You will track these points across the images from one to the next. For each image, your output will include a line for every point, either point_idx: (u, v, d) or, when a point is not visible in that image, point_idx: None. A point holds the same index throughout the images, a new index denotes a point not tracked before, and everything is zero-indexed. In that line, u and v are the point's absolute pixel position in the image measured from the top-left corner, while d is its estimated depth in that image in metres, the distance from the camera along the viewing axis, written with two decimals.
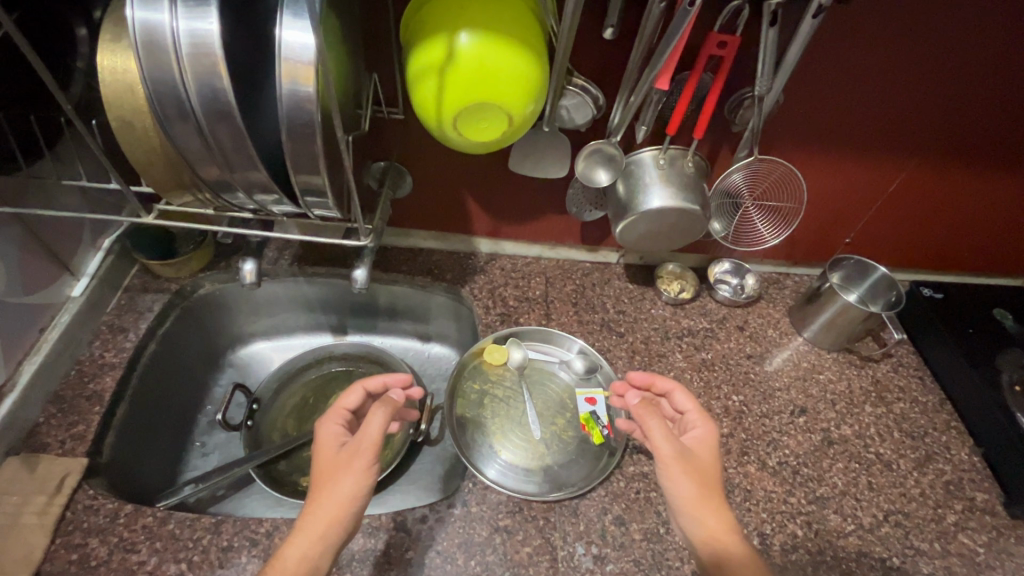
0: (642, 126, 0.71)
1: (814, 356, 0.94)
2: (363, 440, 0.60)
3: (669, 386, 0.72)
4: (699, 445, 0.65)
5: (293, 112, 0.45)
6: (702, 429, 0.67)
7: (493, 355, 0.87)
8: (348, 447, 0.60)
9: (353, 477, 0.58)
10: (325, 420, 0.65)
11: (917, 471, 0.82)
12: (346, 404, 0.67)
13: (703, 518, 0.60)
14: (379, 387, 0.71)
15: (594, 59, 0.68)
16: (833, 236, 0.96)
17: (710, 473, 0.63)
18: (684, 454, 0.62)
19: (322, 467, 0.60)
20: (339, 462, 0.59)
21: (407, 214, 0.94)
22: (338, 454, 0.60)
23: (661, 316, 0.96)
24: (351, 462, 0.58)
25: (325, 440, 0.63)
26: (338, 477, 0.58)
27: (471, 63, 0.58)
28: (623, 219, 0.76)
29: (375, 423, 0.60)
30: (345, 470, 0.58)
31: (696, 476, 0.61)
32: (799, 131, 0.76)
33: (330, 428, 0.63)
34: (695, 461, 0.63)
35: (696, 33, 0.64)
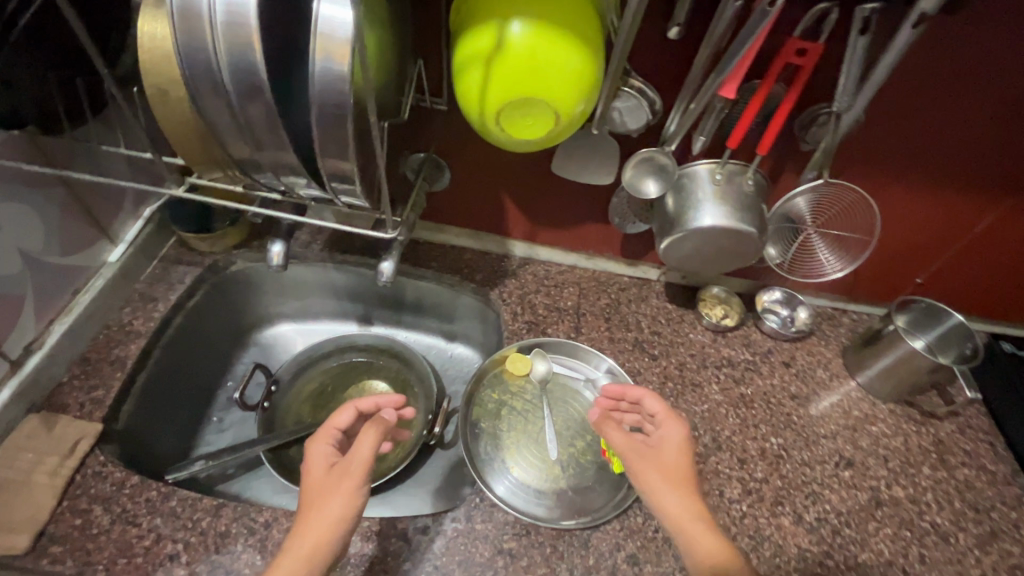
0: (700, 136, 0.66)
1: (867, 405, 0.85)
2: (352, 462, 0.62)
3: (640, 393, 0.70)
4: (668, 444, 0.66)
5: (324, 91, 0.42)
6: (674, 428, 0.67)
7: (516, 365, 0.83)
8: (339, 468, 0.62)
9: (343, 497, 0.60)
10: (316, 440, 0.66)
11: (979, 549, 0.73)
12: (338, 423, 0.68)
13: (690, 527, 0.60)
14: (371, 407, 0.73)
15: (654, 60, 0.63)
16: (903, 275, 0.87)
17: (678, 476, 0.63)
18: (647, 458, 0.65)
19: (312, 489, 0.62)
20: (329, 483, 0.61)
21: (442, 210, 0.91)
22: (327, 475, 0.62)
23: (700, 342, 0.89)
24: (341, 483, 0.61)
25: (316, 461, 0.64)
26: (329, 498, 0.60)
27: (522, 55, 0.54)
28: (669, 235, 0.70)
29: (365, 445, 0.63)
30: (335, 490, 0.60)
31: (662, 478, 0.63)
32: (880, 153, 0.68)
33: (320, 448, 0.65)
34: (660, 463, 0.64)
35: (772, 39, 0.58)
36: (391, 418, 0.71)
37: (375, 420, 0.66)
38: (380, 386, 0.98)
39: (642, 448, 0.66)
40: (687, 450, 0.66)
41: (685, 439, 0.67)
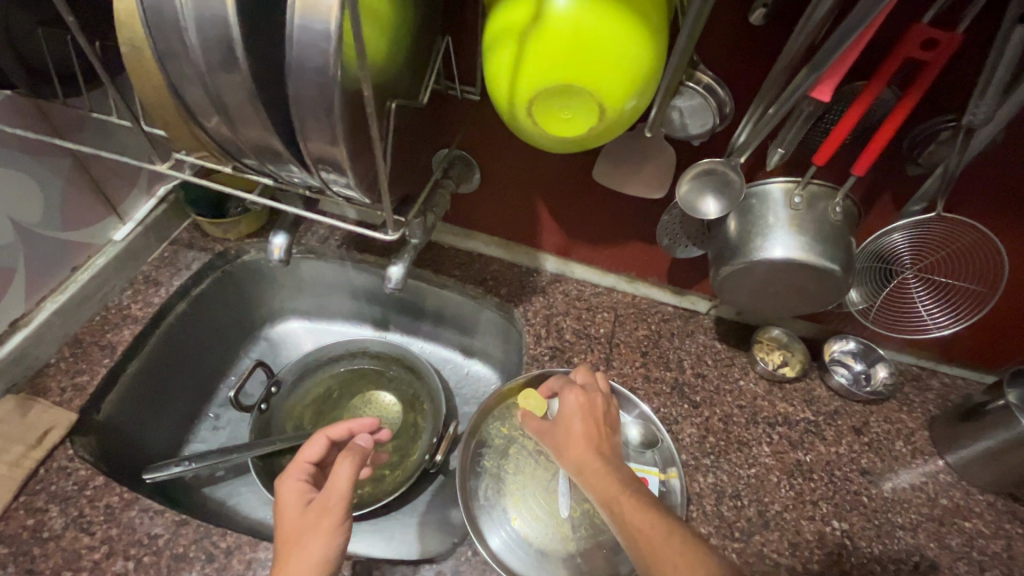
0: (777, 149, 0.54)
1: (958, 493, 0.69)
2: (330, 496, 0.54)
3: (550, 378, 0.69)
4: (563, 411, 0.60)
5: (305, 53, 0.35)
6: (567, 390, 0.61)
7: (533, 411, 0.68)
8: (315, 506, 0.53)
9: (322, 536, 0.51)
10: (285, 478, 0.58)
11: None
12: (308, 457, 0.61)
13: (597, 482, 0.53)
14: (343, 434, 0.66)
15: (729, 54, 0.51)
16: (1016, 337, 0.71)
17: (574, 439, 0.57)
18: (544, 430, 0.61)
19: (286, 532, 0.53)
20: (305, 524, 0.52)
21: (470, 213, 0.82)
22: (303, 516, 0.53)
23: (752, 392, 0.76)
24: (319, 522, 0.52)
25: (286, 502, 0.56)
26: (306, 540, 0.51)
27: (565, 30, 0.44)
28: (730, 264, 0.58)
29: (342, 475, 0.55)
30: (313, 528, 0.52)
31: (561, 445, 0.58)
32: (1018, 181, 0.53)
33: (291, 486, 0.57)
34: (556, 430, 0.60)
35: (883, 33, 0.45)
36: (368, 441, 0.64)
37: (348, 447, 0.58)
38: (387, 398, 0.90)
39: (544, 422, 0.61)
40: (589, 409, 0.59)
41: (582, 397, 0.60)
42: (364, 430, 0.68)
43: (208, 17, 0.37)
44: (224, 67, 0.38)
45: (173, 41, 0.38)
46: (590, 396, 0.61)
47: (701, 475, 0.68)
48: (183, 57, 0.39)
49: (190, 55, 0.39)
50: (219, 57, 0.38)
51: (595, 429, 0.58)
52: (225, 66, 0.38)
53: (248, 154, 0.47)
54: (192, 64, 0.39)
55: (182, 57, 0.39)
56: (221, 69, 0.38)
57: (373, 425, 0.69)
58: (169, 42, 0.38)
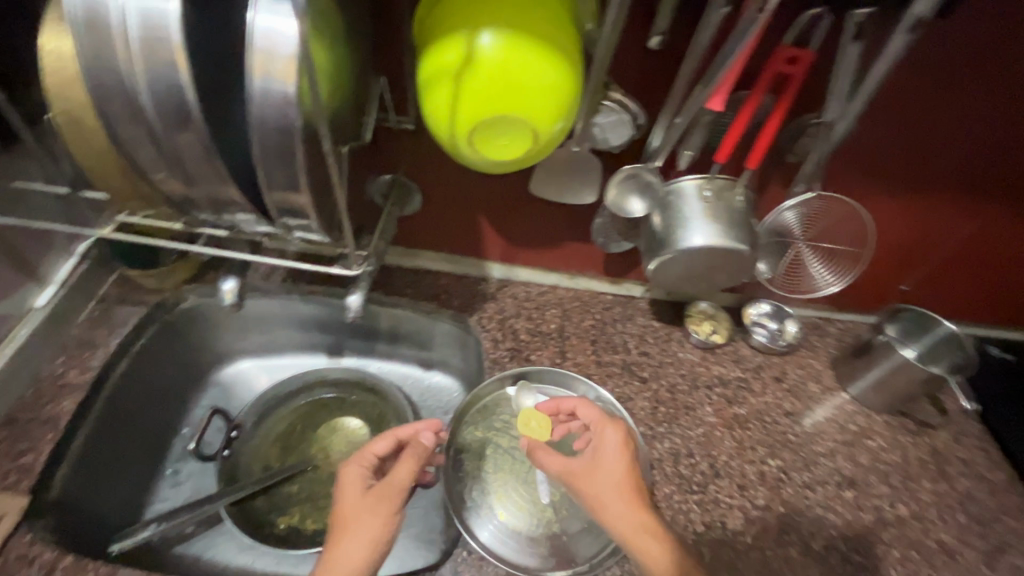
0: (685, 151, 0.62)
1: (862, 418, 0.82)
2: (390, 486, 0.59)
3: (573, 403, 0.71)
4: (606, 453, 0.64)
5: (268, 116, 0.38)
6: (612, 430, 0.65)
7: (536, 430, 0.73)
8: (376, 492, 0.59)
9: (377, 524, 0.57)
10: (351, 462, 0.62)
11: (986, 565, 0.70)
12: (375, 449, 0.64)
13: (645, 547, 0.57)
14: (410, 432, 0.68)
15: (635, 74, 0.59)
16: (887, 283, 0.85)
17: (619, 489, 0.61)
18: (578, 471, 0.63)
19: (344, 512, 0.58)
20: (365, 506, 0.58)
21: (415, 233, 0.86)
22: (363, 499, 0.59)
23: (690, 361, 0.85)
24: (377, 508, 0.58)
25: (349, 484, 0.60)
26: (361, 524, 0.57)
27: (493, 69, 0.49)
28: (659, 256, 0.66)
29: (404, 472, 0.60)
30: (371, 517, 0.57)
31: (602, 489, 0.61)
32: (871, 157, 0.66)
33: (354, 471, 0.61)
34: (597, 473, 0.62)
35: (757, 51, 0.55)
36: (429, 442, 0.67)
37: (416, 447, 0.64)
38: (353, 423, 0.90)
39: (580, 464, 0.64)
40: (630, 453, 0.64)
41: (624, 441, 0.64)
42: (429, 428, 0.70)
43: (157, 82, 0.37)
44: (178, 132, 0.40)
45: (121, 112, 0.39)
46: (629, 440, 0.65)
47: (658, 442, 0.77)
48: (133, 127, 0.40)
49: (141, 123, 0.40)
50: (173, 126, 0.39)
51: (634, 478, 0.62)
52: (178, 132, 0.40)
53: (203, 207, 0.48)
54: (144, 133, 0.40)
55: (133, 127, 0.40)
56: (175, 137, 0.40)
57: (436, 426, 0.70)
58: (117, 114, 0.39)
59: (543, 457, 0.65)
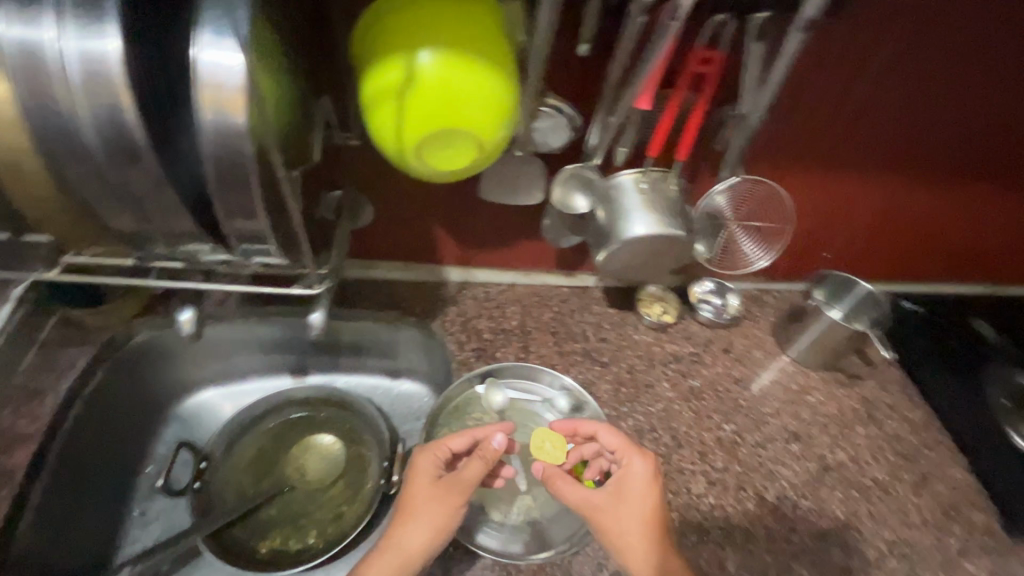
0: (621, 148, 0.66)
1: (802, 377, 0.90)
2: (459, 481, 0.63)
3: (594, 427, 0.69)
4: (633, 487, 0.63)
5: (221, 148, 0.39)
6: (640, 463, 0.64)
7: (550, 452, 0.74)
8: (446, 484, 0.63)
9: (440, 514, 0.62)
10: (427, 450, 0.66)
11: (914, 494, 0.79)
12: (452, 443, 0.67)
13: None
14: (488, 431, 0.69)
15: (568, 80, 0.62)
16: (813, 252, 0.94)
17: (644, 528, 0.61)
18: (603, 506, 0.63)
19: (412, 497, 0.63)
20: (434, 495, 0.63)
21: (370, 245, 0.87)
22: (433, 488, 0.63)
23: (645, 342, 0.91)
24: (444, 500, 0.63)
25: (421, 473, 0.65)
26: (428, 511, 0.62)
27: (435, 86, 0.51)
28: (604, 248, 0.70)
29: (475, 472, 0.64)
30: (437, 506, 0.62)
31: (627, 528, 0.61)
32: (786, 140, 0.73)
33: (426, 460, 0.65)
34: (623, 509, 0.62)
35: (676, 53, 0.59)
36: (500, 444, 0.67)
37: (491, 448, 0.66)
38: (326, 439, 0.90)
39: (601, 499, 0.63)
40: (657, 486, 0.63)
41: (652, 474, 0.63)
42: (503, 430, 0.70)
43: (103, 122, 0.38)
44: (128, 169, 0.40)
45: (67, 154, 0.40)
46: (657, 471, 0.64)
47: (623, 421, 0.82)
48: (80, 169, 0.40)
49: (89, 164, 0.40)
50: (123, 164, 0.40)
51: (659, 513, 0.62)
52: (129, 169, 0.40)
53: (158, 241, 0.48)
54: (91, 173, 0.41)
55: (79, 169, 0.40)
56: (125, 175, 0.40)
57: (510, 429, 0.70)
58: (63, 157, 0.40)
59: (566, 490, 0.65)
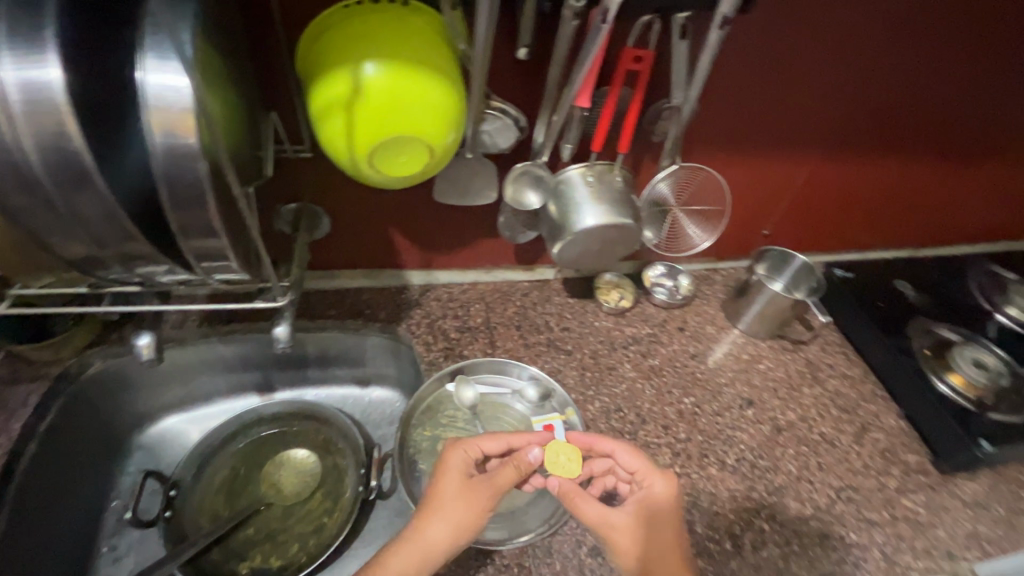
0: (567, 145, 0.70)
1: (751, 347, 0.97)
2: (491, 482, 0.65)
3: (611, 446, 0.70)
4: (656, 508, 0.66)
5: (173, 168, 0.39)
6: (662, 483, 0.66)
7: (565, 466, 0.72)
8: (478, 485, 0.65)
9: (466, 512, 0.63)
10: (460, 447, 0.67)
11: (857, 443, 0.87)
12: (485, 446, 0.69)
13: None
14: (521, 441, 0.72)
15: (510, 83, 0.65)
16: (752, 230, 1.00)
17: (666, 548, 0.63)
18: (620, 526, 0.65)
19: (441, 492, 0.64)
20: (465, 493, 0.64)
21: (330, 256, 0.87)
22: (464, 487, 0.65)
23: (606, 327, 0.95)
24: (474, 500, 0.64)
25: (454, 469, 0.66)
26: (456, 507, 0.63)
27: (381, 95, 0.53)
28: (559, 240, 0.73)
29: (507, 477, 0.66)
30: (465, 504, 0.63)
31: (647, 548, 0.63)
32: (716, 126, 0.78)
33: (458, 458, 0.67)
34: (641, 529, 0.65)
35: (608, 52, 0.63)
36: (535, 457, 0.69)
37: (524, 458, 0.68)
38: (300, 453, 0.90)
39: (621, 520, 0.66)
40: (678, 505, 0.66)
41: (674, 492, 0.66)
42: (537, 441, 0.73)
43: (47, 151, 0.38)
44: (77, 195, 0.40)
45: (11, 186, 0.39)
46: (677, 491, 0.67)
47: (591, 404, 0.86)
48: (24, 199, 0.40)
49: (34, 194, 0.40)
50: (71, 191, 0.40)
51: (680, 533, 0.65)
52: (77, 196, 0.40)
53: (113, 266, 0.48)
54: (37, 203, 0.40)
55: (25, 199, 0.40)
56: (74, 202, 0.40)
57: (544, 440, 0.73)
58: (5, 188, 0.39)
59: (584, 506, 0.67)
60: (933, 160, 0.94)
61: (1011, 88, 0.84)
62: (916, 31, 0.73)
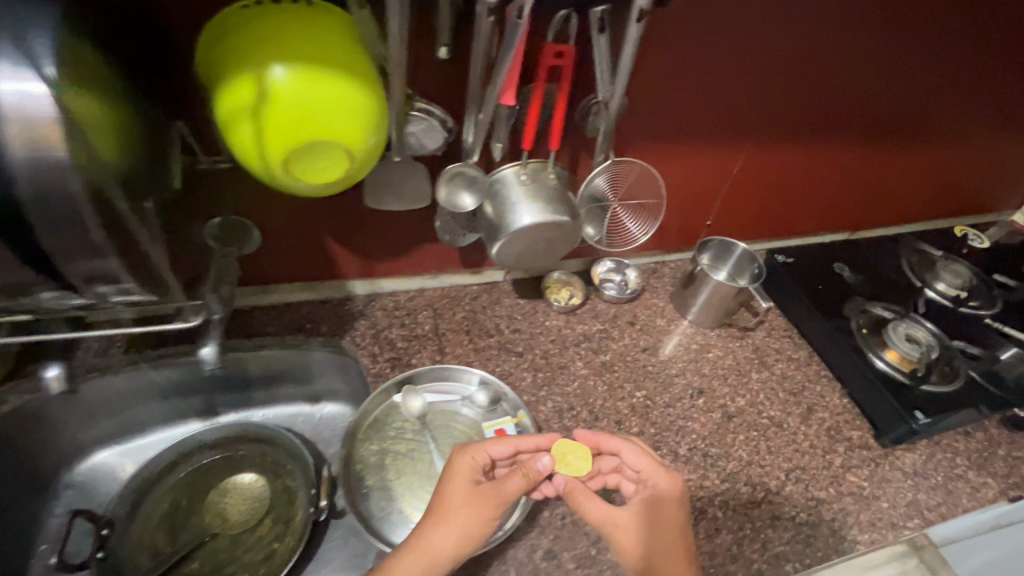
0: (497, 144, 0.68)
1: (700, 337, 0.98)
2: (499, 487, 0.64)
3: (618, 444, 0.71)
4: (660, 508, 0.66)
5: (42, 185, 0.37)
6: (667, 483, 0.67)
7: (573, 464, 0.71)
8: (485, 489, 0.63)
9: (472, 518, 0.61)
10: (468, 451, 0.66)
11: (804, 424, 0.89)
12: (492, 450, 0.68)
13: None
14: (530, 445, 0.71)
15: (433, 83, 0.64)
16: (696, 221, 1.02)
17: (673, 548, 0.63)
18: (624, 524, 0.66)
19: (448, 497, 0.63)
20: (472, 499, 0.62)
21: (265, 270, 0.83)
22: (471, 492, 0.63)
23: (557, 326, 0.95)
24: (480, 505, 0.62)
25: (460, 474, 0.65)
26: (462, 513, 0.61)
27: (289, 99, 0.50)
28: (496, 239, 0.72)
29: (516, 483, 0.64)
30: (471, 509, 0.62)
31: (655, 548, 0.63)
32: (648, 119, 0.78)
33: (465, 463, 0.65)
34: (646, 529, 0.65)
35: (530, 49, 0.63)
36: (546, 464, 0.67)
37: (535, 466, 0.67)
38: (246, 478, 0.86)
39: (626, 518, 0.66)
40: (681, 505, 0.67)
41: (676, 492, 0.67)
42: (545, 445, 0.72)
43: None
44: None
45: None
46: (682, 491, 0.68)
47: (543, 405, 0.85)
48: None
49: None
50: None
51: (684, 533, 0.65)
52: None
53: None
54: None
55: None
56: None
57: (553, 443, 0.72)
58: None
59: (588, 505, 0.68)
60: (859, 144, 0.97)
61: (921, 72, 0.88)
62: (828, 19, 0.75)
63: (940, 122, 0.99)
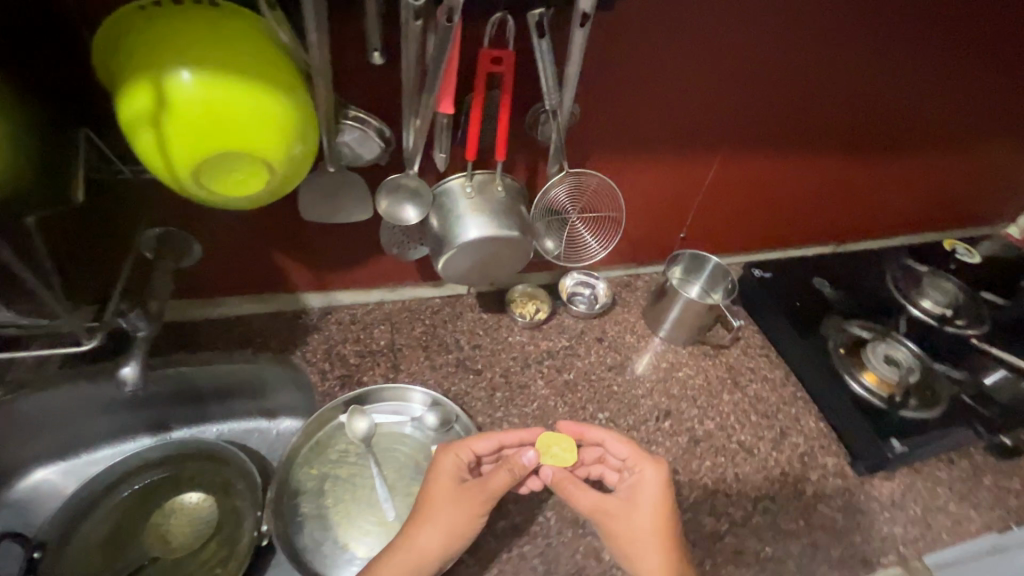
0: (440, 153, 0.65)
1: (671, 355, 0.94)
2: (486, 484, 0.62)
3: (601, 434, 0.69)
4: (646, 494, 0.62)
5: None
6: (653, 471, 0.63)
7: (558, 455, 0.70)
8: (472, 487, 0.62)
9: (459, 517, 0.60)
10: (452, 450, 0.65)
11: (776, 450, 0.84)
12: (475, 447, 0.65)
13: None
14: (516, 441, 0.68)
15: (366, 90, 0.60)
16: (669, 233, 0.97)
17: (658, 529, 0.60)
18: (615, 513, 0.62)
19: (434, 496, 0.62)
20: (458, 497, 0.61)
21: (211, 282, 0.80)
22: (456, 490, 0.62)
23: (520, 343, 0.91)
24: (465, 503, 0.61)
25: (445, 473, 0.64)
26: (448, 512, 0.61)
27: (195, 108, 0.47)
28: (442, 254, 0.68)
29: (501, 479, 0.62)
30: (456, 507, 0.61)
31: (642, 534, 0.60)
32: (606, 128, 0.75)
33: (449, 462, 0.64)
34: (633, 517, 0.61)
35: (467, 54, 0.59)
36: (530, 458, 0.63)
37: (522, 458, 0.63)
38: (192, 498, 0.79)
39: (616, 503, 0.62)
40: (668, 491, 0.63)
41: (664, 480, 0.63)
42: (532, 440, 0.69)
43: None
44: None
45: None
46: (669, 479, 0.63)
47: (498, 427, 0.81)
48: None
49: None
50: None
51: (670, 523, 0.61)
52: None
53: None
54: None
55: None
56: None
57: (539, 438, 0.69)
58: None
59: (577, 494, 0.64)
60: (839, 154, 0.93)
61: (902, 79, 0.84)
62: (796, 24, 0.72)
63: (925, 131, 0.94)
